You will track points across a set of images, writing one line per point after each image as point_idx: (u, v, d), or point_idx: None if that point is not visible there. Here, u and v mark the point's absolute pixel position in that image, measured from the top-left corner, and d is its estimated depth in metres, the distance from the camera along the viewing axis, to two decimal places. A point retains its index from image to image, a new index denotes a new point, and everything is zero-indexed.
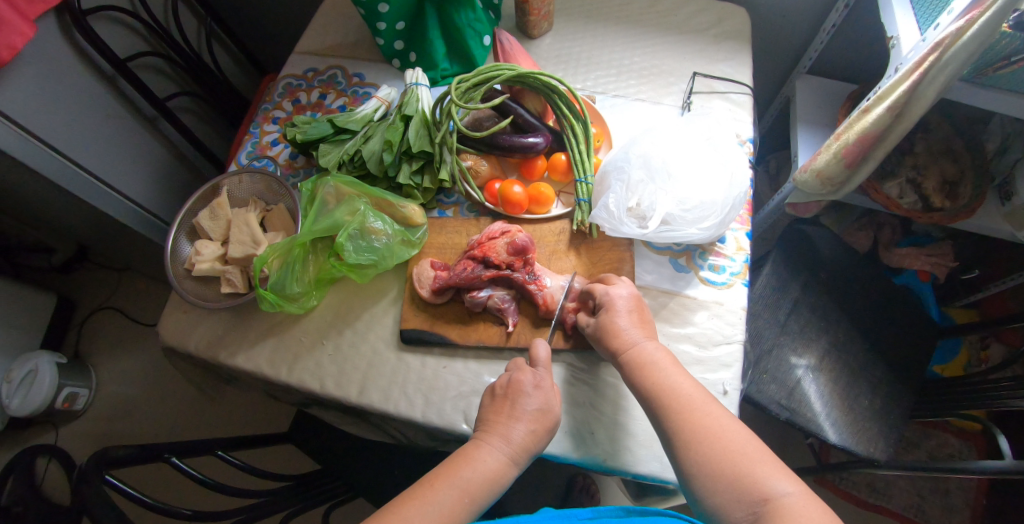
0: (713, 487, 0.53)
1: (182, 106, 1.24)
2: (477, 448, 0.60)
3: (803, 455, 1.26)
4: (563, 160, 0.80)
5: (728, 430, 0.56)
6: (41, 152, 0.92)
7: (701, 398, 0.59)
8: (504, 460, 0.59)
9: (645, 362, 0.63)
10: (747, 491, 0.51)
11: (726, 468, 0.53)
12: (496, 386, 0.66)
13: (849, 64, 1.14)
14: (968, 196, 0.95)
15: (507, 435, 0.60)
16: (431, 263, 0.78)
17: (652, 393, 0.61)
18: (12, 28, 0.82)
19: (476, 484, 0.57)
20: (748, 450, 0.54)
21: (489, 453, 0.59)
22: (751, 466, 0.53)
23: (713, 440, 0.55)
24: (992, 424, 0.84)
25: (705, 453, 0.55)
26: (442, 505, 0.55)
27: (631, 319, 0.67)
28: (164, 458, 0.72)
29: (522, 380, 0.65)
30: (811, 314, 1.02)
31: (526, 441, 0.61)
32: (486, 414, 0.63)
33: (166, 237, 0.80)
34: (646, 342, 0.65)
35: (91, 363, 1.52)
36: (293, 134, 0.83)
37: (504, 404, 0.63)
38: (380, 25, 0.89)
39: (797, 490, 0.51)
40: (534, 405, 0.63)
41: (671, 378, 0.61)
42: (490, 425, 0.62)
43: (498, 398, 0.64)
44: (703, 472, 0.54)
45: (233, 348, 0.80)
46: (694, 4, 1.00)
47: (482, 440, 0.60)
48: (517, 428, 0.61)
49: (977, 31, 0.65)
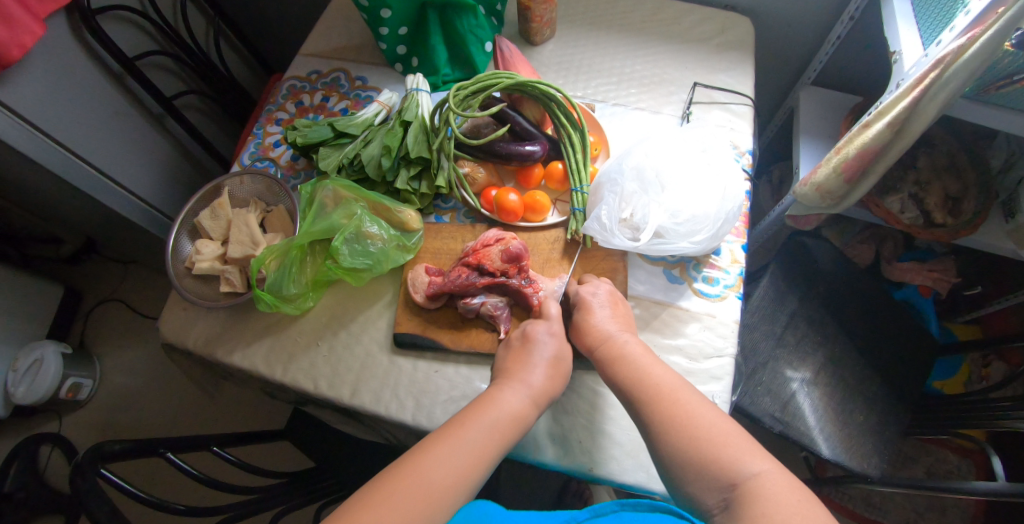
0: (685, 476, 0.53)
1: (189, 105, 1.26)
2: (500, 391, 0.62)
3: (799, 467, 1.26)
4: (559, 169, 0.80)
5: (696, 417, 0.56)
6: (49, 148, 0.94)
7: (669, 387, 0.59)
8: (527, 402, 0.61)
9: (616, 356, 0.64)
10: (716, 477, 0.52)
11: (695, 456, 0.53)
12: (512, 338, 0.70)
13: (854, 76, 1.13)
14: (971, 212, 0.94)
15: (526, 379, 0.63)
16: (426, 268, 0.79)
17: (626, 387, 0.61)
18: (22, 27, 0.84)
19: (504, 422, 0.59)
20: (714, 434, 0.54)
21: (512, 394, 0.61)
22: (718, 451, 0.53)
23: (682, 429, 0.55)
24: (988, 444, 0.83)
25: (674, 442, 0.55)
26: (474, 441, 0.56)
27: (607, 313, 0.69)
28: (159, 453, 0.73)
29: (534, 330, 0.68)
30: (808, 327, 1.01)
31: (545, 386, 0.64)
32: (505, 362, 0.67)
33: (168, 236, 0.81)
34: (620, 334, 0.66)
35: (96, 354, 1.55)
36: (294, 137, 0.84)
37: (523, 355, 0.66)
38: (383, 30, 0.90)
39: (764, 469, 0.51)
40: (549, 353, 0.66)
41: (641, 369, 0.61)
42: (510, 372, 0.64)
43: (517, 346, 0.67)
44: (675, 462, 0.54)
45: (230, 346, 0.81)
46: (697, 13, 1.00)
47: (503, 384, 0.63)
48: (535, 374, 0.64)
49: (979, 50, 0.64)
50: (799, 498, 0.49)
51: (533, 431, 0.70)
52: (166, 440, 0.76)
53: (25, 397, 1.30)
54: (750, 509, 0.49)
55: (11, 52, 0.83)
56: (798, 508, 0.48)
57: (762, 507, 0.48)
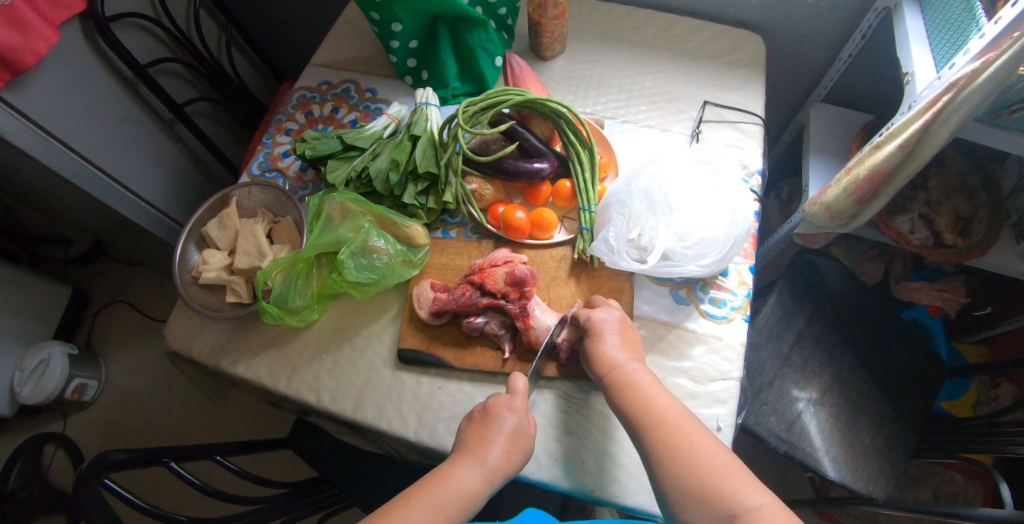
0: (685, 504, 0.53)
1: (200, 111, 1.27)
2: (453, 467, 0.60)
3: (802, 487, 1.24)
4: (567, 187, 0.80)
5: (699, 445, 0.56)
6: (61, 153, 0.95)
7: (675, 415, 0.59)
8: (479, 481, 0.59)
9: (625, 383, 0.63)
10: (715, 507, 0.51)
11: (696, 484, 0.53)
12: (475, 410, 0.67)
13: (866, 94, 1.13)
14: (981, 234, 0.93)
15: (482, 456, 0.61)
16: (431, 284, 0.79)
17: (632, 415, 0.61)
18: (37, 34, 0.85)
19: (451, 503, 0.57)
20: (717, 464, 0.54)
21: (465, 472, 0.59)
22: (719, 480, 0.52)
23: (684, 457, 0.55)
24: (994, 469, 0.82)
25: (676, 470, 0.55)
26: (417, 523, 0.54)
27: (618, 340, 0.67)
28: (162, 462, 0.73)
29: (496, 403, 0.65)
30: (815, 347, 1.01)
31: (502, 462, 0.61)
32: (464, 435, 0.64)
33: (175, 245, 0.82)
34: (629, 363, 0.65)
35: (103, 355, 1.56)
36: (303, 149, 0.84)
37: (482, 430, 0.64)
38: (393, 43, 0.90)
39: (764, 501, 0.50)
40: (510, 427, 0.64)
41: (648, 397, 0.61)
42: (467, 447, 0.62)
43: (478, 419, 0.65)
44: (675, 489, 0.54)
45: (235, 356, 0.81)
46: (708, 30, 1.00)
47: (458, 460, 0.61)
48: (493, 450, 0.62)
49: (992, 74, 0.64)
50: None
51: (535, 451, 0.70)
52: (168, 449, 0.76)
53: (31, 397, 1.31)
54: None
55: (25, 59, 0.84)
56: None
57: None
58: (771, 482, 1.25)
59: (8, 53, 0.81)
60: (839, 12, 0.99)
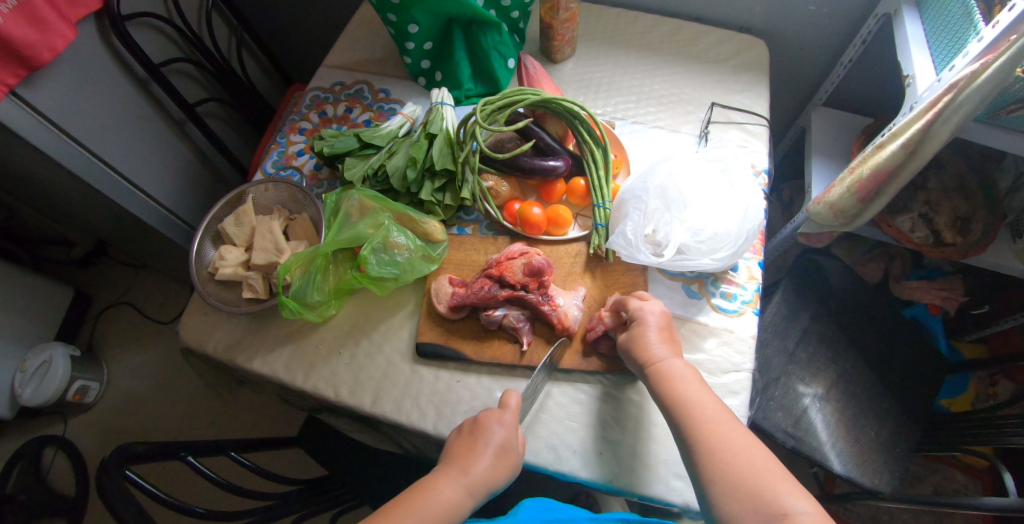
0: (730, 499, 0.54)
1: (209, 112, 1.28)
2: (438, 478, 0.62)
3: (805, 484, 1.26)
4: (581, 185, 0.82)
5: (750, 446, 0.57)
6: (73, 150, 0.95)
7: (725, 415, 0.61)
8: (462, 492, 0.61)
9: (671, 377, 0.65)
10: (765, 506, 0.52)
11: (745, 482, 0.54)
12: (464, 423, 0.68)
13: (865, 98, 1.16)
14: (979, 232, 0.95)
15: (467, 468, 0.63)
16: (449, 279, 0.80)
17: (678, 408, 0.62)
18: (55, 31, 0.86)
19: (433, 515, 0.58)
20: (768, 467, 0.55)
21: (448, 484, 0.61)
22: (770, 481, 0.54)
23: (734, 454, 0.57)
24: (998, 460, 0.84)
25: (724, 465, 0.56)
26: None
27: (665, 336, 0.69)
28: (179, 456, 0.73)
29: (486, 417, 0.66)
30: (819, 343, 1.03)
31: (486, 476, 0.63)
32: (451, 447, 0.65)
33: (192, 241, 0.82)
34: (671, 359, 0.66)
35: (104, 357, 1.55)
36: (321, 147, 0.85)
37: (471, 441, 0.65)
38: (409, 44, 0.92)
39: (814, 509, 0.51)
40: (498, 440, 0.65)
41: (696, 394, 0.63)
42: (453, 459, 0.64)
43: (466, 432, 0.66)
44: (722, 485, 0.55)
45: (251, 352, 0.81)
46: (714, 35, 1.03)
47: (442, 472, 0.62)
48: (479, 463, 0.63)
49: (989, 76, 0.66)
50: None
51: (553, 442, 0.71)
52: (185, 444, 0.76)
53: (32, 398, 1.29)
54: None
55: (42, 55, 0.85)
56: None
57: None
58: None
59: (26, 49, 0.82)
60: (838, 18, 1.02)
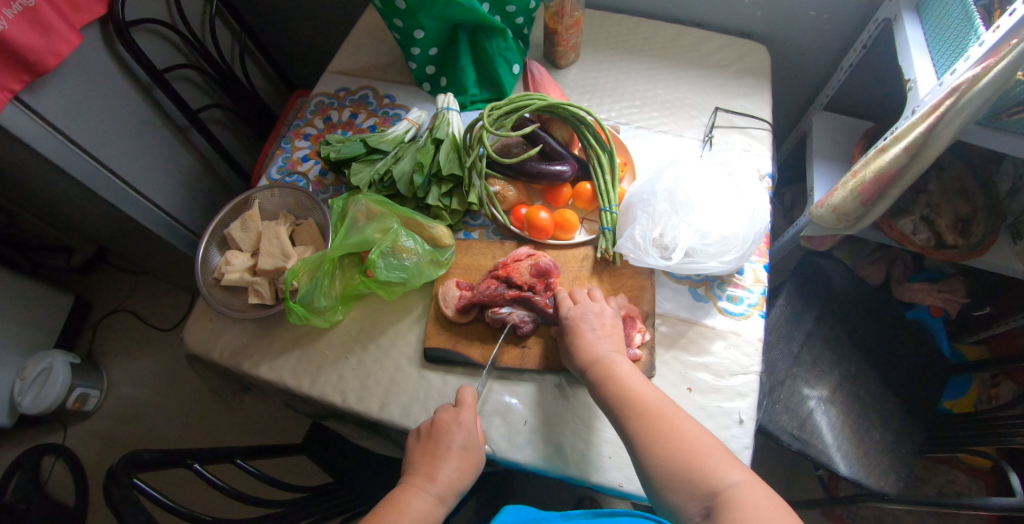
0: (669, 485, 0.57)
1: (212, 118, 1.28)
2: (405, 491, 0.63)
3: (811, 487, 1.26)
4: (587, 189, 0.83)
5: (682, 428, 0.60)
6: (77, 156, 0.95)
7: (657, 401, 0.63)
8: (431, 500, 0.62)
9: (606, 374, 0.66)
10: (698, 485, 0.55)
11: (679, 466, 0.57)
12: (422, 428, 0.69)
13: (866, 102, 1.17)
14: (980, 234, 0.96)
15: (433, 475, 0.64)
16: (456, 283, 0.81)
17: (614, 403, 0.64)
18: (60, 37, 0.86)
19: None
20: (698, 446, 0.58)
21: (416, 495, 0.62)
22: (701, 461, 0.56)
23: (669, 440, 0.59)
24: (1001, 460, 0.85)
25: (660, 453, 0.58)
26: None
27: (600, 334, 0.70)
28: (186, 464, 0.73)
29: (443, 419, 0.67)
30: (824, 346, 1.03)
31: (452, 479, 0.64)
32: (413, 455, 0.66)
33: (198, 247, 0.82)
34: (612, 354, 0.68)
35: (104, 365, 1.54)
36: (327, 152, 0.86)
37: (430, 447, 0.66)
38: (414, 50, 0.93)
39: (743, 479, 0.54)
40: (460, 441, 0.66)
41: (630, 384, 0.65)
42: (417, 468, 0.65)
43: (424, 438, 0.67)
44: (658, 471, 0.58)
45: (257, 359, 0.81)
46: (716, 40, 1.04)
47: (408, 484, 0.64)
48: (444, 468, 0.64)
49: (992, 79, 0.67)
50: (774, 507, 0.52)
51: (561, 447, 0.71)
52: (192, 451, 0.76)
53: (32, 406, 1.28)
54: (730, 516, 0.52)
55: (47, 61, 0.85)
56: (773, 515, 0.51)
57: (739, 514, 0.52)
58: (778, 482, 1.26)
59: (30, 55, 0.82)
60: (839, 23, 1.03)
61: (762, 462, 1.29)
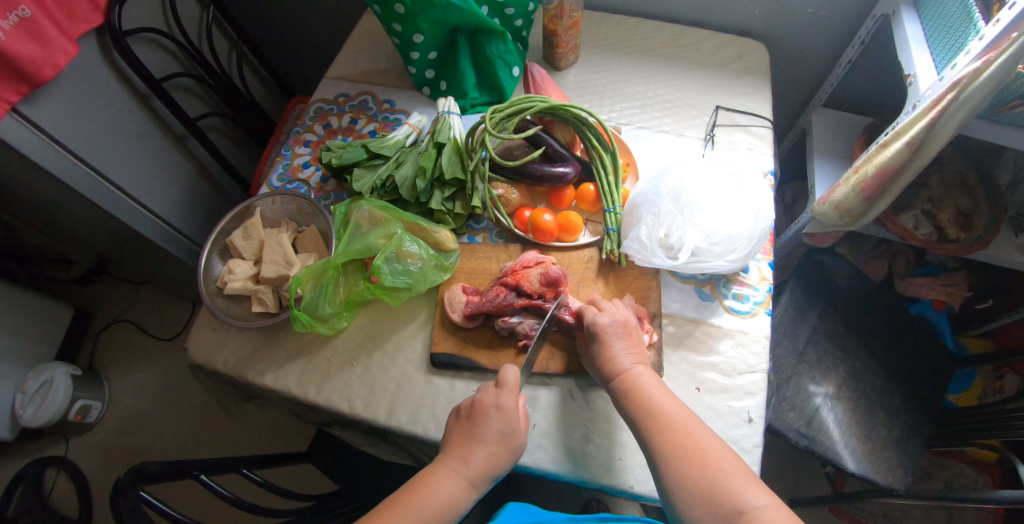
0: (690, 501, 0.57)
1: (210, 127, 1.27)
2: (438, 473, 0.63)
3: (817, 484, 1.26)
4: (591, 191, 0.83)
5: (708, 446, 0.60)
6: (75, 166, 0.94)
7: (682, 417, 0.63)
8: (463, 485, 0.62)
9: (629, 385, 0.66)
10: (723, 505, 0.55)
11: (704, 484, 0.57)
12: (461, 406, 0.68)
13: (864, 98, 1.17)
14: (982, 227, 0.96)
15: (466, 459, 0.63)
16: (462, 288, 0.80)
17: (638, 415, 0.64)
18: (57, 47, 0.86)
19: (433, 509, 0.60)
20: (724, 465, 0.58)
21: (448, 477, 0.62)
22: (727, 480, 0.56)
23: (694, 457, 0.59)
24: (1008, 452, 0.85)
25: (684, 469, 0.58)
26: None
27: (624, 344, 0.69)
28: (193, 475, 0.72)
29: (484, 401, 0.67)
30: (828, 343, 1.03)
31: (485, 465, 0.64)
32: (450, 435, 0.66)
33: (200, 256, 0.82)
34: (635, 367, 0.68)
35: (105, 376, 1.53)
36: (329, 158, 0.86)
37: (468, 430, 0.66)
38: (414, 54, 0.93)
39: (769, 502, 0.55)
40: (496, 428, 0.65)
41: (655, 399, 0.64)
42: (452, 451, 0.65)
43: (463, 419, 0.67)
44: (682, 488, 0.58)
45: (262, 367, 0.81)
46: (715, 39, 1.04)
47: (441, 465, 0.64)
48: (478, 452, 0.64)
49: (993, 73, 0.67)
50: None
51: (573, 450, 0.71)
52: (197, 462, 0.75)
53: (33, 419, 1.27)
54: None
55: (44, 72, 0.85)
56: None
57: None
58: (785, 480, 1.26)
59: (27, 66, 0.82)
60: (836, 20, 1.03)
61: (769, 460, 1.29)
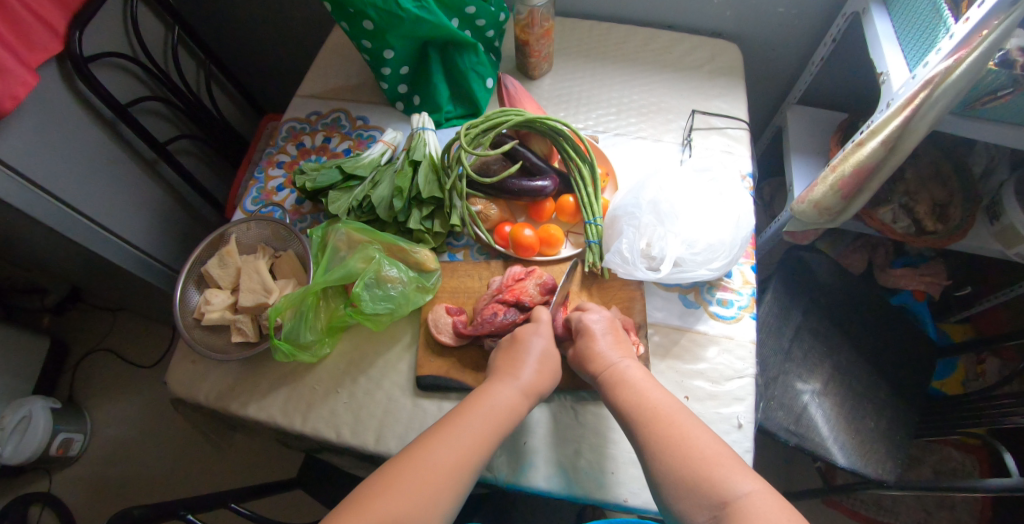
0: (677, 494, 0.56)
1: (181, 149, 1.24)
2: (492, 386, 0.65)
3: (809, 477, 1.27)
4: (570, 203, 0.82)
5: (691, 436, 0.59)
6: (39, 198, 0.91)
7: (666, 408, 0.62)
8: (518, 395, 0.65)
9: (618, 380, 0.66)
10: (707, 495, 0.54)
11: (687, 474, 0.56)
12: (502, 340, 0.72)
13: (837, 94, 1.18)
14: (958, 217, 0.97)
15: (516, 374, 0.66)
16: (446, 309, 0.79)
17: (625, 411, 0.63)
18: (15, 77, 0.82)
19: (496, 414, 0.62)
20: (707, 454, 0.57)
21: (503, 389, 0.65)
22: (711, 470, 0.55)
23: (677, 448, 0.58)
24: (993, 438, 0.86)
25: (669, 461, 0.58)
26: (468, 431, 0.60)
27: (610, 340, 0.70)
28: (178, 515, 0.70)
29: (523, 331, 0.71)
30: (813, 339, 1.04)
31: (536, 380, 0.67)
32: (496, 362, 0.69)
33: (175, 287, 0.79)
34: (622, 361, 0.67)
35: (86, 407, 1.49)
36: (303, 183, 0.84)
37: (513, 354, 0.69)
38: (385, 71, 0.90)
39: (754, 487, 0.54)
40: (539, 348, 0.69)
41: (640, 393, 0.64)
42: (501, 370, 0.68)
43: (507, 347, 0.70)
44: (668, 480, 0.57)
45: (245, 398, 0.79)
46: (687, 42, 1.04)
47: (494, 380, 0.66)
48: (525, 369, 0.67)
49: (965, 71, 0.68)
50: (786, 516, 0.51)
51: (566, 465, 0.70)
52: (182, 501, 0.73)
53: (13, 457, 1.23)
54: None
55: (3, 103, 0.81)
56: None
57: None
58: (778, 475, 1.28)
59: None
60: (806, 18, 1.04)
61: (761, 457, 1.30)
